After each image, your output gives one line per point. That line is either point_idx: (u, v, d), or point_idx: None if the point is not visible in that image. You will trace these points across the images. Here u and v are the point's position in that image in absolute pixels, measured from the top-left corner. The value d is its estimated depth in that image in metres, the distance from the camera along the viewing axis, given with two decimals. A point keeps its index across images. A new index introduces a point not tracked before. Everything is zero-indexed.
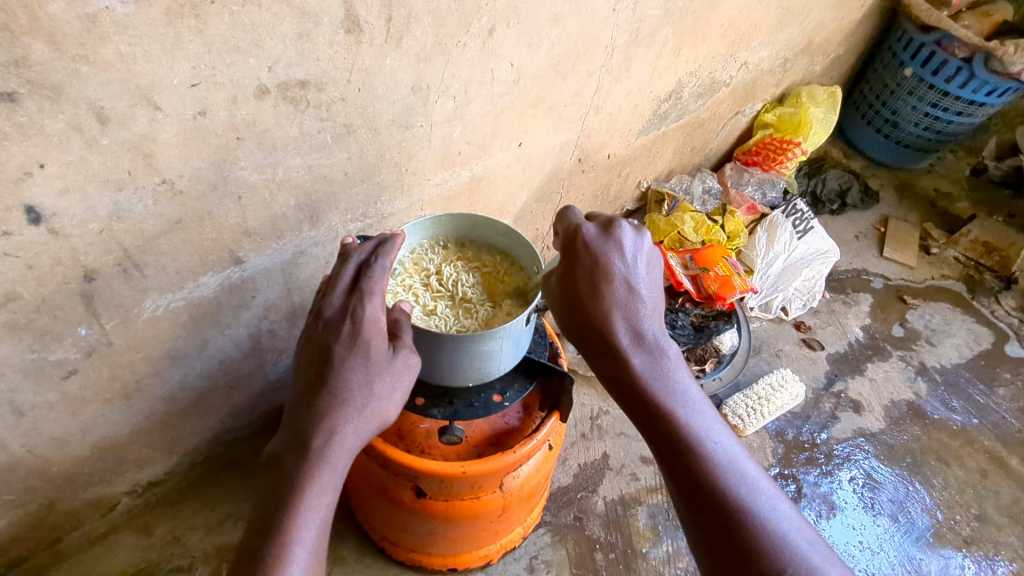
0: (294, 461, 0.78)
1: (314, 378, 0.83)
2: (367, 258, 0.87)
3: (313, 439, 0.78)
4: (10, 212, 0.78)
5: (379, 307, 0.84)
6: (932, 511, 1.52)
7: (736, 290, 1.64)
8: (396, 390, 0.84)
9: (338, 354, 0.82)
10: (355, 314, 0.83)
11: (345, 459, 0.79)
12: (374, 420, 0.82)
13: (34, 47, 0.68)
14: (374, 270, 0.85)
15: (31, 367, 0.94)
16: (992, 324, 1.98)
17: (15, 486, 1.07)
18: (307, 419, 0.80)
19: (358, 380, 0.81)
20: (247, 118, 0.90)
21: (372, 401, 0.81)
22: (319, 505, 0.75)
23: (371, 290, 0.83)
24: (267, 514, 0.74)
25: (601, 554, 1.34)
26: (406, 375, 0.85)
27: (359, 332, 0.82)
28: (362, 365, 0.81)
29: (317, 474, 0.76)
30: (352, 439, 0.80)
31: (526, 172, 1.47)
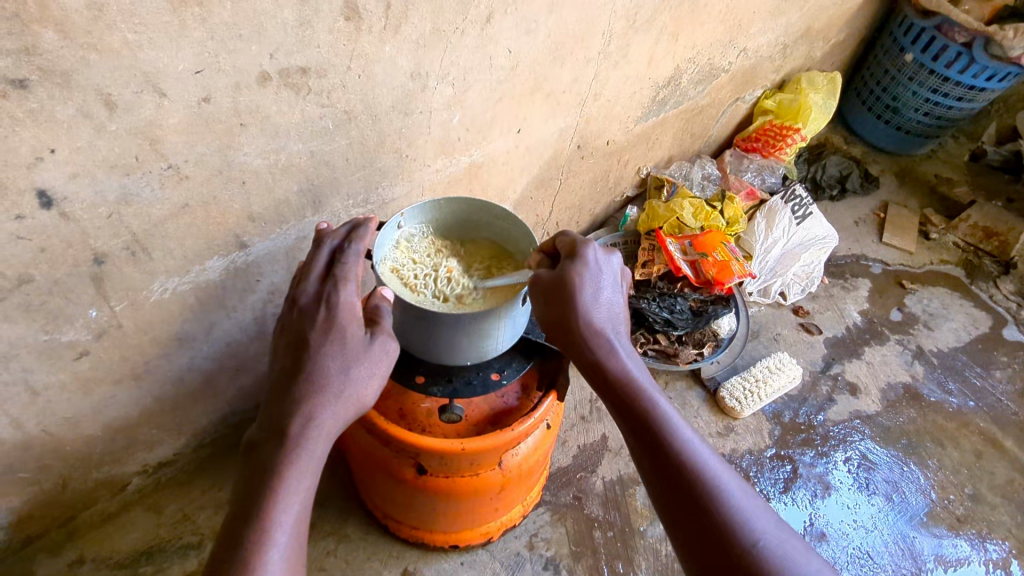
0: (273, 447, 0.79)
1: (290, 366, 0.84)
2: (340, 244, 0.93)
3: (289, 426, 0.79)
4: (22, 196, 0.80)
5: (353, 293, 0.88)
6: (926, 491, 1.54)
7: (734, 275, 1.66)
8: (374, 375, 0.85)
9: (314, 341, 0.84)
10: (330, 301, 0.87)
11: (323, 444, 0.81)
12: (351, 405, 0.84)
13: (44, 35, 0.71)
14: (348, 257, 0.90)
15: (44, 348, 0.97)
16: (990, 308, 1.99)
17: (29, 464, 1.10)
18: (284, 406, 0.81)
19: (335, 366, 0.83)
20: (250, 104, 0.93)
21: (349, 387, 0.83)
22: (298, 491, 0.78)
23: (345, 276, 0.88)
24: (246, 499, 0.76)
25: (600, 532, 1.38)
26: (383, 361, 0.87)
27: (334, 318, 0.85)
28: (338, 351, 0.83)
29: (294, 460, 0.78)
30: (330, 424, 0.81)
31: (525, 159, 1.49)
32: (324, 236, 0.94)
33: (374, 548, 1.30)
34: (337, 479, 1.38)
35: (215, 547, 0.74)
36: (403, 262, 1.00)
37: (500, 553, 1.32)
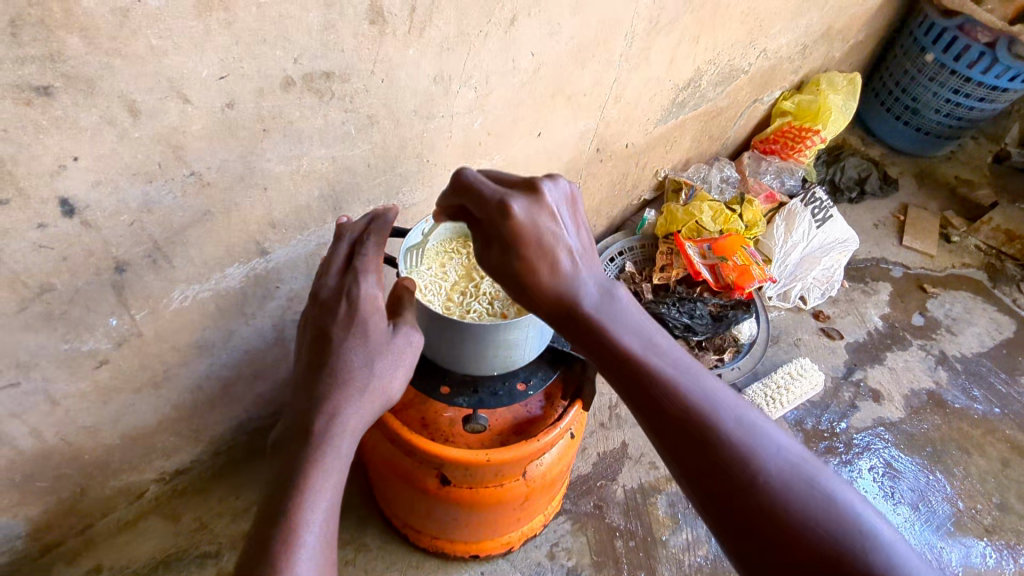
0: (297, 446, 0.77)
1: (312, 364, 0.83)
2: (359, 236, 0.89)
3: (314, 423, 0.78)
4: (45, 204, 0.79)
5: (374, 285, 0.85)
6: (952, 501, 1.51)
7: (754, 279, 1.64)
8: (399, 367, 0.84)
9: (335, 335, 0.82)
10: (350, 294, 0.83)
11: (348, 441, 0.79)
12: (376, 399, 0.82)
13: (69, 41, 0.69)
14: (367, 249, 0.86)
15: (64, 357, 0.95)
16: (1013, 313, 1.96)
17: (48, 473, 1.09)
18: (308, 403, 0.80)
19: (358, 360, 0.81)
20: (273, 109, 0.91)
21: (374, 380, 0.82)
22: (326, 490, 0.75)
23: (365, 267, 0.85)
24: (273, 501, 0.74)
25: (621, 541, 1.36)
26: (407, 355, 0.85)
27: (355, 312, 0.82)
28: (361, 345, 0.82)
29: (321, 457, 0.76)
30: (355, 419, 0.80)
31: (545, 162, 1.47)
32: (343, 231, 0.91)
33: (393, 558, 1.28)
34: (356, 487, 1.36)
35: (243, 552, 0.70)
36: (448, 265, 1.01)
37: (521, 563, 1.30)
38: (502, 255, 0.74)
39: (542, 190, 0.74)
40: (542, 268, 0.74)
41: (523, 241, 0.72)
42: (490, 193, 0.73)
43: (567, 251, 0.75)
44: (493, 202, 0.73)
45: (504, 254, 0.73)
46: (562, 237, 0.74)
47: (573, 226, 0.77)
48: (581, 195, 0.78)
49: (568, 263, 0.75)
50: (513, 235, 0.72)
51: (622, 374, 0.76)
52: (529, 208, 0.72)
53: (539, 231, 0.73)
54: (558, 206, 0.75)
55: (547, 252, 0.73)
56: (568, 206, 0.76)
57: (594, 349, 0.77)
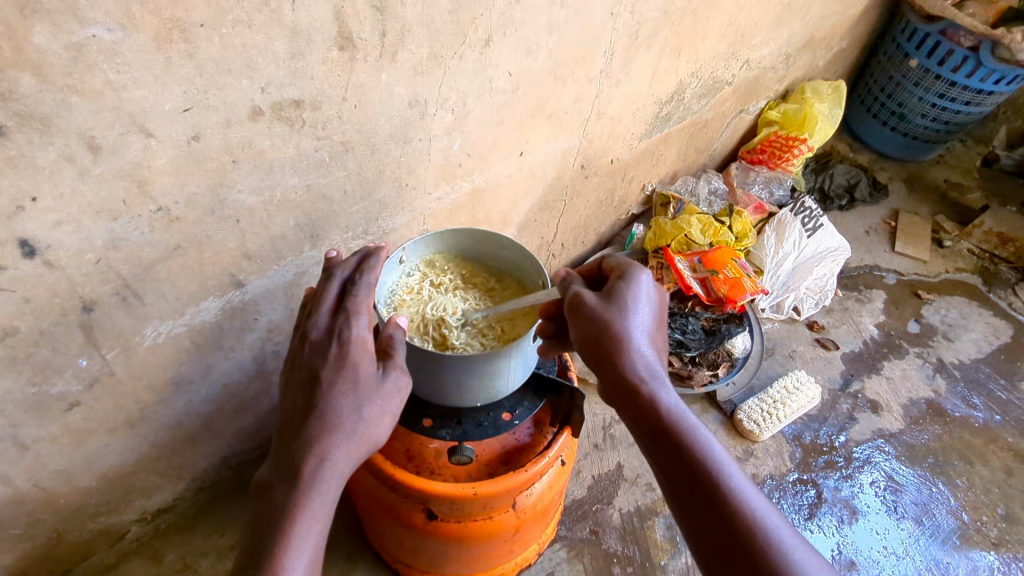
0: (282, 492, 0.70)
1: (299, 402, 0.74)
2: (351, 276, 0.81)
3: (301, 468, 0.69)
4: (3, 246, 0.76)
5: (365, 325, 0.78)
6: (957, 513, 1.48)
7: (746, 292, 1.59)
8: (387, 413, 0.75)
9: (325, 378, 0.73)
10: (342, 336, 0.76)
11: (336, 486, 0.71)
12: (365, 443, 0.74)
13: (21, 80, 0.67)
14: (360, 290, 0.79)
15: (32, 402, 0.92)
16: (1010, 317, 1.94)
17: (21, 521, 1.05)
18: (294, 445, 0.71)
19: (347, 404, 0.73)
20: (242, 140, 0.89)
21: (363, 425, 0.73)
22: (310, 538, 0.68)
23: (356, 308, 0.77)
24: (255, 548, 0.67)
25: (619, 567, 1.32)
26: (395, 399, 0.76)
27: (346, 354, 0.74)
28: (351, 388, 0.73)
29: (306, 504, 0.69)
30: (343, 466, 0.71)
31: (528, 181, 1.45)
32: (332, 268, 0.83)
33: None
34: (345, 521, 1.32)
35: None
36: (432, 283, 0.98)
37: None
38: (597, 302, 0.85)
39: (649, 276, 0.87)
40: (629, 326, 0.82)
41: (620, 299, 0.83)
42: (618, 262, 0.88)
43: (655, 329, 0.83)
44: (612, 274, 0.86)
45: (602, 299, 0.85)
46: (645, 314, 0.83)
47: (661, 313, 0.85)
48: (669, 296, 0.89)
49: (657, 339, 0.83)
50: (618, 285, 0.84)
51: (691, 489, 0.76)
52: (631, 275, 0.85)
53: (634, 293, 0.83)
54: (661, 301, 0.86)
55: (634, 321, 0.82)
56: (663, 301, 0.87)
57: (660, 451, 0.79)
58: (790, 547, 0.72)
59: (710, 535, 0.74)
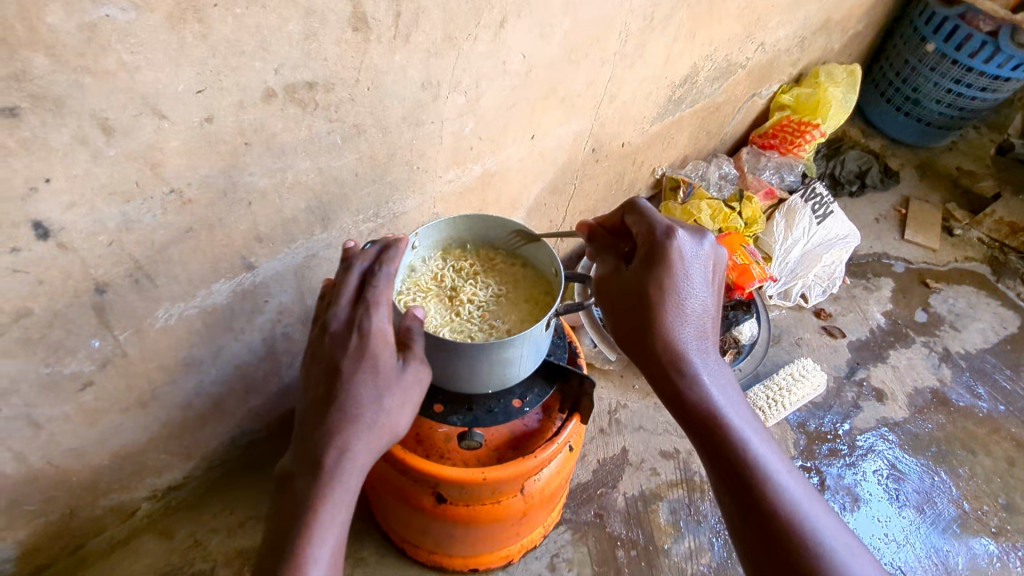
0: (303, 483, 0.71)
1: (318, 394, 0.75)
2: (371, 266, 0.78)
3: (324, 459, 0.70)
4: (17, 228, 0.76)
5: (386, 317, 0.75)
6: (958, 502, 1.49)
7: (755, 279, 1.61)
8: (408, 403, 0.75)
9: (345, 371, 0.73)
10: (362, 328, 0.74)
11: (357, 478, 0.72)
12: (386, 435, 0.74)
13: (34, 60, 0.66)
14: (379, 281, 0.76)
15: (45, 381, 0.93)
16: (1018, 307, 1.93)
17: (35, 497, 1.06)
18: (315, 437, 0.72)
19: (367, 396, 0.73)
20: (255, 122, 0.88)
21: (383, 418, 0.73)
22: (333, 529, 0.70)
23: (377, 299, 0.75)
24: (279, 537, 0.69)
25: (623, 551, 1.33)
26: (416, 389, 0.76)
27: (365, 347, 0.73)
28: (371, 381, 0.73)
29: (328, 496, 0.69)
30: (364, 457, 0.72)
31: (538, 165, 1.43)
32: (351, 257, 0.80)
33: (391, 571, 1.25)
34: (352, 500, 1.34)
35: None
36: (448, 269, 0.98)
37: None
38: (636, 269, 0.85)
39: (689, 236, 0.85)
40: (662, 298, 0.82)
41: (658, 266, 0.83)
42: (657, 222, 0.86)
43: (693, 295, 0.83)
44: (651, 236, 0.85)
45: (640, 266, 0.85)
46: (693, 291, 0.83)
47: (699, 277, 0.84)
48: (718, 253, 0.87)
49: (693, 304, 0.83)
50: (656, 250, 0.84)
51: (725, 466, 0.79)
52: (682, 249, 0.83)
53: (672, 259, 0.82)
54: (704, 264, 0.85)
55: (677, 301, 0.82)
56: (704, 264, 0.85)
57: (696, 427, 0.82)
58: (809, 513, 0.75)
59: (736, 496, 0.78)
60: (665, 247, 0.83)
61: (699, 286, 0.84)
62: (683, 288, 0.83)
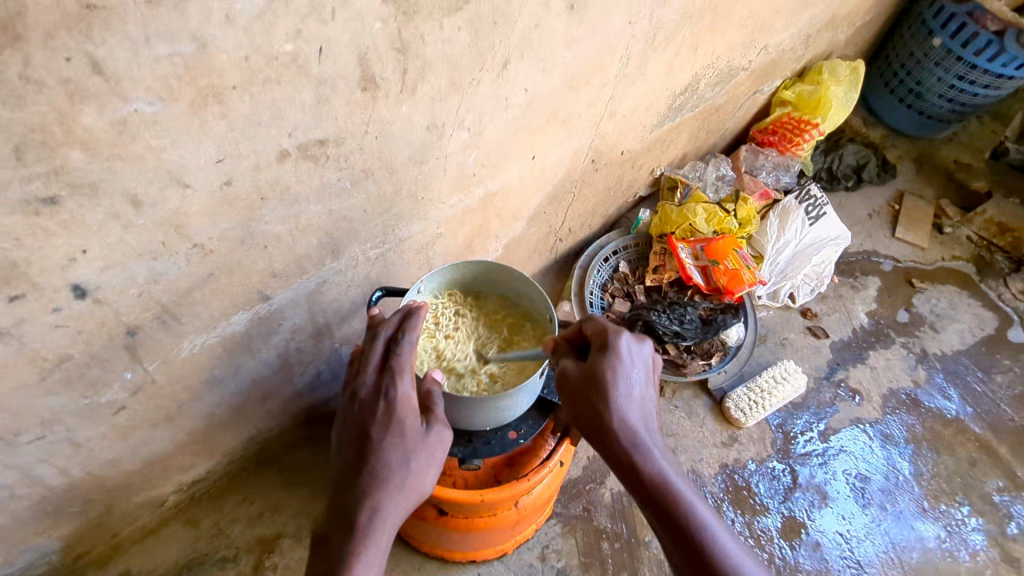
0: (340, 541, 0.80)
1: (352, 457, 0.86)
2: (394, 334, 0.90)
3: (356, 518, 0.81)
4: (59, 291, 0.83)
5: (410, 384, 0.88)
6: (919, 500, 1.62)
7: (744, 284, 1.72)
8: (431, 464, 0.87)
9: (377, 434, 0.84)
10: (389, 395, 0.86)
11: (388, 535, 0.82)
12: (412, 494, 0.85)
13: (71, 156, 0.72)
14: (403, 349, 0.88)
15: (84, 409, 1.02)
16: (997, 308, 2.01)
17: (76, 500, 1.18)
18: (351, 498, 0.82)
19: (397, 458, 0.84)
20: (270, 179, 0.94)
21: (411, 478, 0.84)
22: None
23: (401, 367, 0.87)
24: None
25: (607, 543, 1.47)
26: (437, 450, 0.88)
27: (393, 412, 0.85)
28: (400, 443, 0.84)
29: (362, 552, 0.79)
30: (393, 515, 0.83)
31: (539, 180, 1.48)
32: (376, 326, 0.92)
33: (397, 560, 1.39)
34: None
35: None
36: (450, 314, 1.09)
37: (514, 565, 1.41)
38: (585, 372, 0.89)
39: (629, 339, 0.90)
40: (612, 398, 0.86)
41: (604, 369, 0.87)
42: (600, 327, 0.91)
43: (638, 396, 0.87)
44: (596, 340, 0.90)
45: (588, 370, 0.89)
46: (634, 383, 0.88)
47: (641, 378, 0.89)
48: (655, 354, 0.92)
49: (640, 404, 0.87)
50: (602, 353, 0.88)
51: (692, 557, 0.80)
52: (617, 345, 0.88)
53: (615, 361, 0.87)
54: (643, 366, 0.90)
55: (626, 402, 0.86)
56: (645, 366, 0.90)
57: (659, 519, 0.83)
58: None
59: None
60: (609, 349, 0.88)
61: (643, 385, 0.89)
62: (630, 389, 0.87)
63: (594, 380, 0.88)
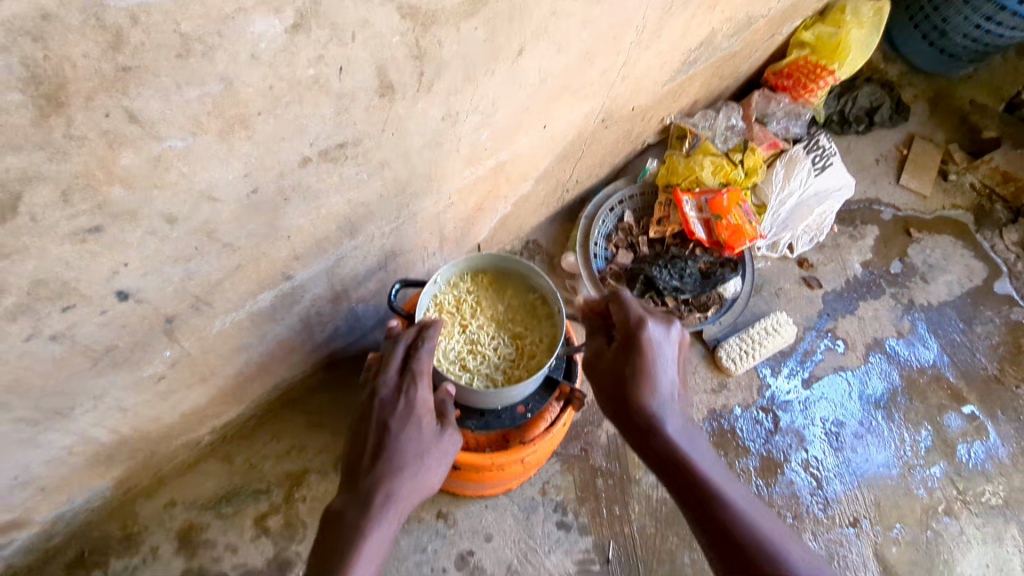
0: (355, 517, 0.96)
1: (371, 446, 1.03)
2: (414, 342, 1.09)
3: (374, 498, 0.97)
4: (104, 297, 0.90)
5: (426, 387, 1.06)
6: (887, 444, 1.77)
7: (746, 238, 1.76)
8: (439, 462, 1.05)
9: (395, 428, 1.02)
10: (408, 394, 1.05)
11: (395, 516, 0.98)
12: (422, 486, 1.02)
13: (112, 191, 0.76)
14: (421, 355, 1.07)
15: (130, 383, 1.12)
16: (989, 259, 2.07)
17: (126, 450, 1.31)
18: (369, 482, 0.99)
19: (411, 451, 1.01)
20: (293, 182, 0.97)
21: (422, 471, 1.02)
22: (371, 554, 0.94)
23: (419, 372, 1.06)
24: (330, 559, 0.93)
25: (601, 479, 1.63)
26: (445, 451, 1.06)
27: (411, 409, 1.04)
28: (415, 438, 1.02)
29: (373, 526, 0.95)
30: (403, 500, 0.99)
31: (548, 145, 1.49)
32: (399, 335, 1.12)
33: None
34: None
35: None
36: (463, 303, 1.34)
37: (518, 499, 1.59)
38: (622, 350, 1.10)
39: (659, 321, 1.10)
40: (644, 374, 1.06)
41: (638, 348, 1.07)
42: (635, 310, 1.11)
43: (667, 370, 1.08)
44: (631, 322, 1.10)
45: (624, 349, 1.09)
46: (667, 369, 1.08)
47: (670, 355, 1.09)
48: (683, 334, 1.12)
49: (668, 378, 1.08)
50: (635, 333, 1.08)
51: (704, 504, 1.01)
52: (653, 333, 1.08)
53: (647, 341, 1.07)
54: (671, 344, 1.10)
55: (656, 375, 1.07)
56: (673, 345, 1.10)
57: (678, 470, 1.05)
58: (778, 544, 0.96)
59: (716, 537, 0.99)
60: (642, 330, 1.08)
61: (671, 361, 1.09)
62: (659, 365, 1.07)
63: (629, 356, 1.08)
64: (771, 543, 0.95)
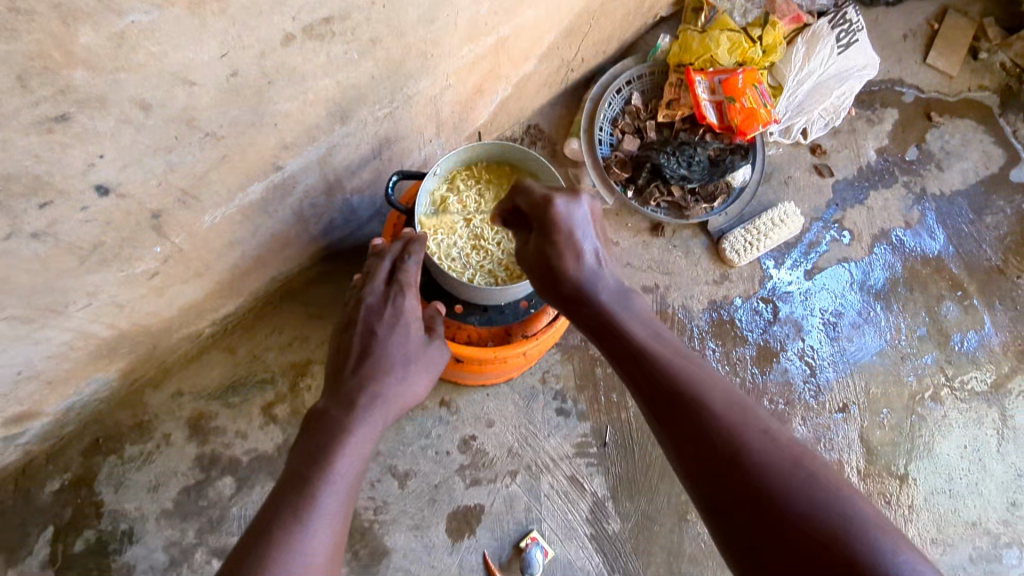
0: (340, 407, 1.00)
1: (357, 350, 1.09)
2: (399, 255, 1.17)
3: (360, 392, 1.03)
4: (82, 192, 0.84)
5: (411, 299, 1.13)
6: (883, 333, 1.79)
7: (758, 124, 1.68)
8: (422, 374, 1.11)
9: (382, 333, 1.10)
10: (395, 303, 1.12)
11: (380, 412, 1.03)
12: (406, 394, 1.08)
13: (75, 75, 0.68)
14: (408, 267, 1.14)
15: (122, 279, 1.08)
16: (1009, 145, 1.98)
17: (127, 343, 1.30)
18: (356, 380, 1.05)
19: (397, 357, 1.08)
20: (276, 63, 0.88)
21: (406, 377, 1.08)
22: (357, 441, 0.97)
23: (406, 283, 1.13)
24: (314, 442, 0.96)
25: (601, 368, 1.66)
26: (428, 365, 1.13)
27: (398, 317, 1.11)
28: (400, 345, 1.09)
29: (360, 416, 0.99)
30: (389, 400, 1.05)
31: (553, 18, 1.37)
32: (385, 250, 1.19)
33: None
34: None
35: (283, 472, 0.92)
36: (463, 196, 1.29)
37: (518, 387, 1.62)
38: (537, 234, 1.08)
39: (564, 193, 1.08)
40: (557, 247, 1.04)
41: (547, 224, 1.06)
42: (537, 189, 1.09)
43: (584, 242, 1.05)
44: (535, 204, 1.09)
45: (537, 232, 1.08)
46: (585, 238, 1.06)
47: (585, 227, 1.06)
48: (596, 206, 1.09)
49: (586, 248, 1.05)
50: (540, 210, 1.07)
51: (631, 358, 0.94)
52: (561, 207, 1.05)
53: (553, 213, 1.05)
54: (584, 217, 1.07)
55: (571, 248, 1.05)
56: (587, 217, 1.07)
57: (609, 336, 1.00)
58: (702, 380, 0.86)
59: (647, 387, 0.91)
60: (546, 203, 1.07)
61: (585, 230, 1.06)
62: (573, 236, 1.05)
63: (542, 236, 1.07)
64: (688, 378, 0.86)
